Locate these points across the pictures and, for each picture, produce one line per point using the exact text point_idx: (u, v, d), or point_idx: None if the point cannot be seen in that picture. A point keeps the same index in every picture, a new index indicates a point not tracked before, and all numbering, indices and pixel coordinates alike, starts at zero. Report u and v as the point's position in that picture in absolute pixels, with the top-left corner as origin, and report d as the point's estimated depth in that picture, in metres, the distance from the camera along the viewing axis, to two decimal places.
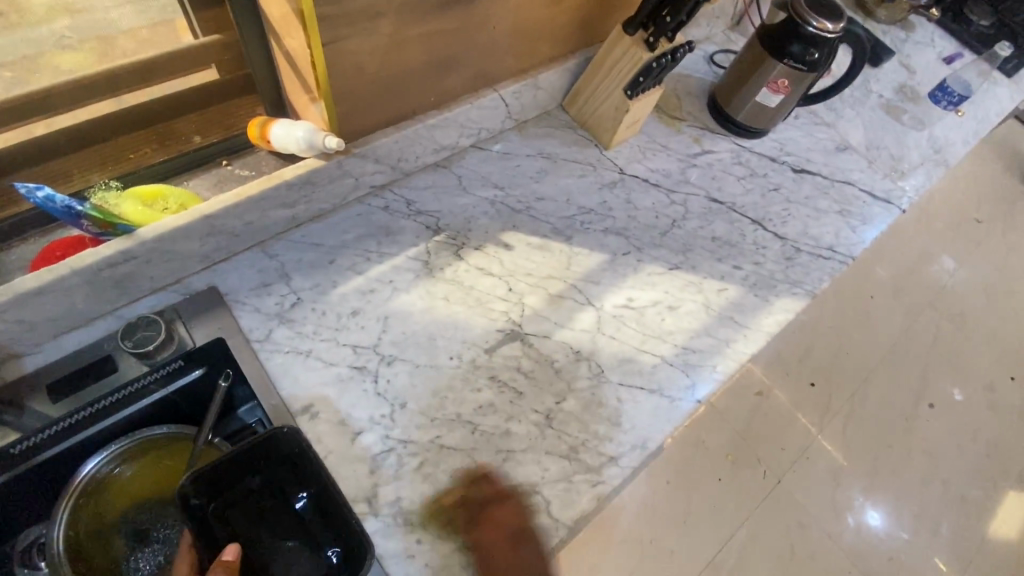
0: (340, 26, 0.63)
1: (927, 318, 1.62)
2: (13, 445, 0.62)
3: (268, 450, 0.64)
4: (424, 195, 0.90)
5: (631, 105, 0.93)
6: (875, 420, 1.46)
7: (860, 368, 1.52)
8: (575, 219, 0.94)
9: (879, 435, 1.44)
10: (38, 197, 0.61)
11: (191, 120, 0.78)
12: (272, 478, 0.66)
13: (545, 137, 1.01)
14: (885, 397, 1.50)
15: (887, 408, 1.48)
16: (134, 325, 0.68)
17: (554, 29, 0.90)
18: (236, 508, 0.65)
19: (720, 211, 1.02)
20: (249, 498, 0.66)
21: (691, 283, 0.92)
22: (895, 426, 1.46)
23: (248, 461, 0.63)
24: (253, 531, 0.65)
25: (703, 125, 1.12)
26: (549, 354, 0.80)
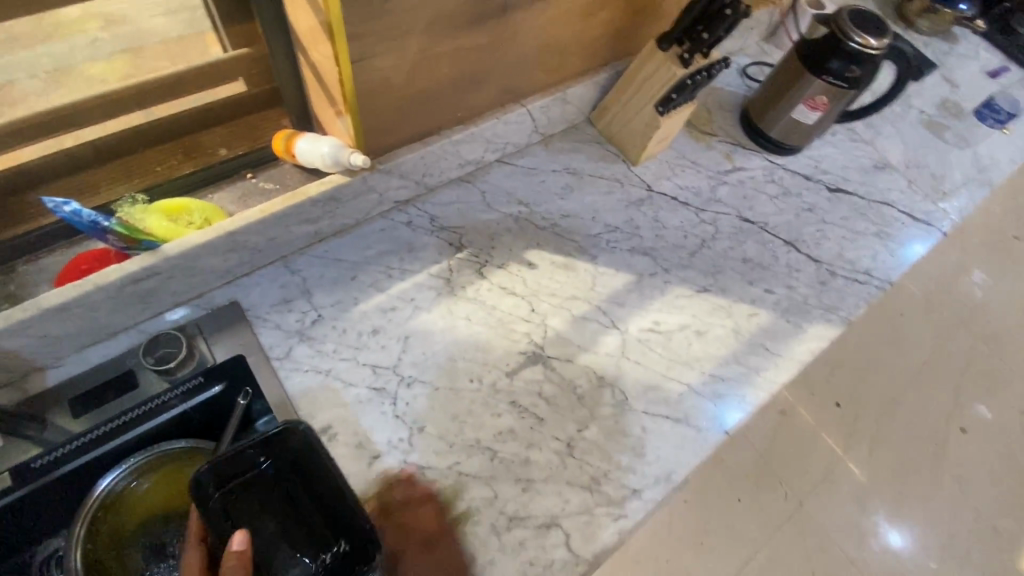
0: (368, 42, 0.61)
1: (958, 333, 1.25)
2: (35, 458, 0.62)
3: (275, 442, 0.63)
4: (447, 211, 0.88)
5: (662, 122, 0.91)
6: (912, 442, 1.09)
7: (894, 382, 1.10)
8: (600, 237, 0.92)
9: (910, 455, 1.09)
10: (65, 211, 0.61)
11: (218, 133, 0.78)
12: (278, 475, 0.66)
13: (571, 152, 0.99)
14: (920, 421, 1.11)
15: (928, 424, 1.12)
16: (156, 341, 0.68)
17: (584, 42, 0.87)
18: (244, 501, 0.65)
19: (751, 231, 0.98)
20: (255, 494, 0.65)
21: (720, 308, 0.89)
22: (934, 441, 1.12)
23: (255, 453, 0.63)
24: (258, 524, 0.65)
25: (735, 141, 1.09)
26: (570, 379, 0.78)
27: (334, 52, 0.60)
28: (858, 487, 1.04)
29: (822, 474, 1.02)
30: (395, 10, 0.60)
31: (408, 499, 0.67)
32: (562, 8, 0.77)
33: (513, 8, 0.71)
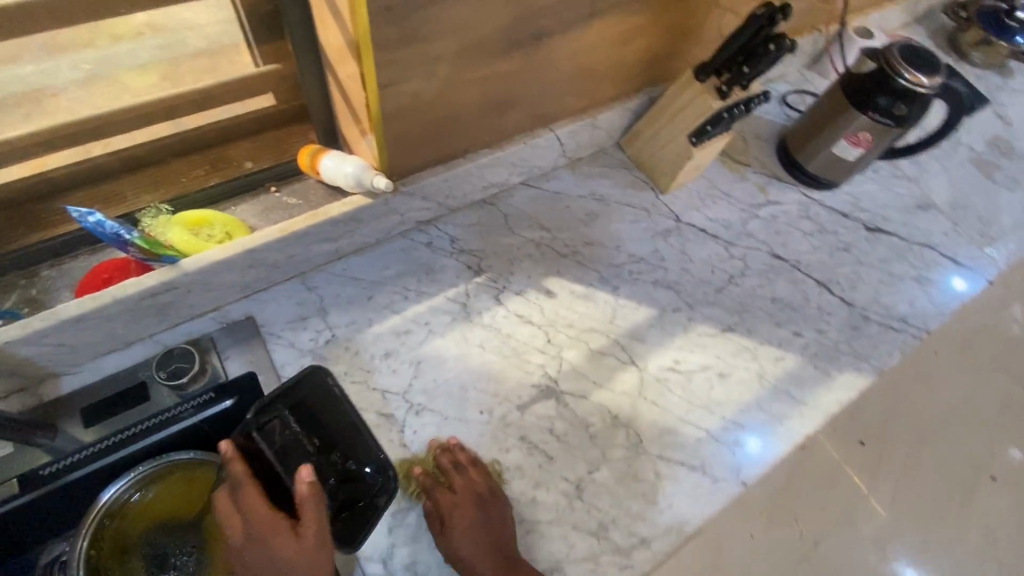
0: (397, 70, 0.60)
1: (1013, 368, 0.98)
2: (45, 464, 0.64)
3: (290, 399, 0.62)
4: (468, 233, 0.87)
5: (694, 153, 0.87)
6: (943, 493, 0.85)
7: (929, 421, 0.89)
8: (623, 267, 0.89)
9: (943, 506, 0.84)
10: (90, 220, 0.61)
11: (245, 147, 0.78)
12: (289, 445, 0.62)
13: (598, 177, 0.96)
14: (959, 468, 0.88)
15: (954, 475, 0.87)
16: (170, 354, 0.68)
17: (618, 68, 0.85)
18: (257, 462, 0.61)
19: (782, 269, 0.94)
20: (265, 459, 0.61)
21: (745, 349, 0.85)
22: (954, 500, 0.85)
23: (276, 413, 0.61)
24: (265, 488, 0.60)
25: (770, 173, 1.05)
26: (583, 416, 0.75)
27: (362, 72, 0.59)
28: (878, 531, 0.80)
29: (842, 509, 0.79)
30: (427, 38, 0.59)
31: (436, 484, 0.67)
32: (597, 35, 0.75)
33: (548, 35, 0.69)
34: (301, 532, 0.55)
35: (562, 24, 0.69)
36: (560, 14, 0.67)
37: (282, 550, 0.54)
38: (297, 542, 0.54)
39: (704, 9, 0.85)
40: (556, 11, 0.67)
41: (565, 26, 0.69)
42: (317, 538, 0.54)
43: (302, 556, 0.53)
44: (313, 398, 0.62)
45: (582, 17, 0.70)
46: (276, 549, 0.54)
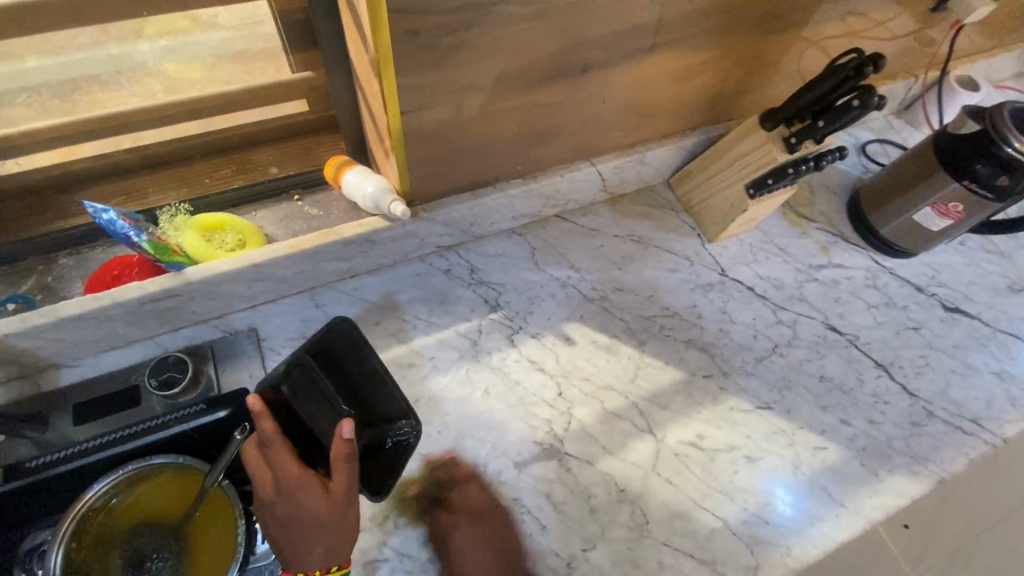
0: (423, 96, 0.55)
1: None
2: (29, 459, 0.62)
3: (320, 350, 0.60)
4: (490, 264, 0.82)
5: (750, 205, 0.78)
6: None
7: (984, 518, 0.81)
8: (654, 321, 0.81)
9: None
10: (102, 218, 0.59)
11: (272, 152, 0.76)
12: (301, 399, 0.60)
13: (640, 217, 0.88)
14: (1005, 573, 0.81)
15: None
16: (163, 361, 0.67)
17: (675, 104, 0.77)
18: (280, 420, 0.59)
19: (836, 343, 0.84)
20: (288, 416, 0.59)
21: (781, 432, 0.76)
22: None
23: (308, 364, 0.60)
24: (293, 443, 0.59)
25: (836, 231, 0.94)
26: (586, 485, 0.68)
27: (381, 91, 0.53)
28: None
29: None
30: (457, 65, 0.53)
31: (432, 505, 0.66)
32: (654, 69, 0.67)
33: (596, 67, 0.62)
34: (332, 489, 0.55)
35: (614, 56, 0.62)
36: (613, 46, 0.60)
37: (311, 506, 0.54)
38: (327, 499, 0.54)
39: (781, 46, 0.75)
40: (608, 43, 0.60)
41: (617, 59, 0.63)
42: (347, 496, 0.55)
43: (331, 511, 0.54)
44: (342, 349, 0.61)
45: (637, 50, 0.63)
46: (305, 504, 0.54)
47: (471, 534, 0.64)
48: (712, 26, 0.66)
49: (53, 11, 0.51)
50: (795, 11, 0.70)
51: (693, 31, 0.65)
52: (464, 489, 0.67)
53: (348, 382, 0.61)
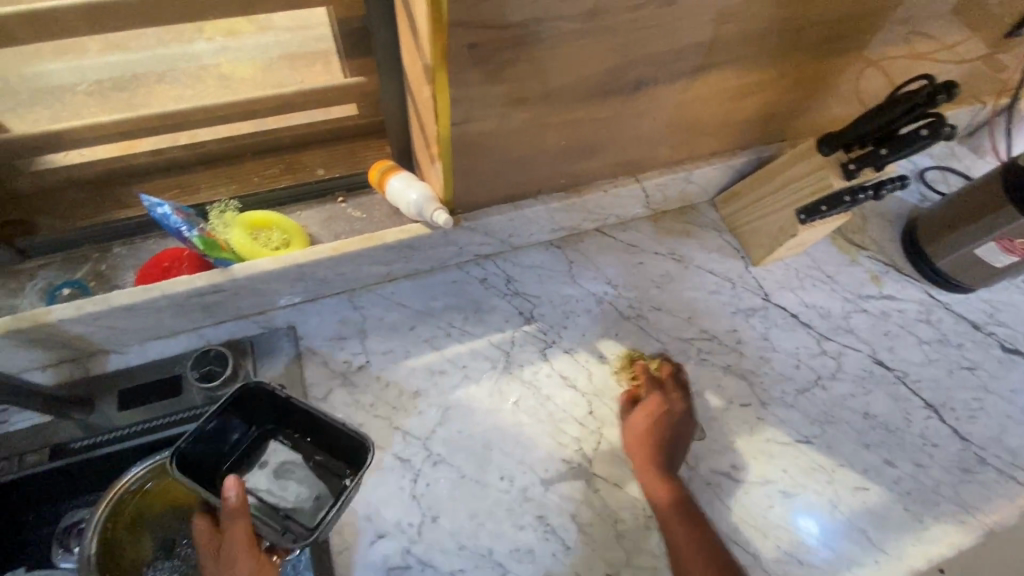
0: (475, 107, 0.55)
1: None
2: (75, 440, 0.66)
3: (251, 408, 0.62)
4: (526, 275, 0.81)
5: (800, 231, 0.75)
6: None
7: None
8: (692, 343, 0.78)
9: None
10: (158, 212, 0.63)
11: (322, 154, 0.77)
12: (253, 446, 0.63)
13: (682, 235, 0.86)
14: None
15: None
16: (205, 355, 0.68)
17: (727, 123, 0.75)
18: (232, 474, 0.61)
19: (883, 379, 0.80)
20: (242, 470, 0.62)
21: (820, 469, 0.73)
22: None
23: (254, 417, 0.64)
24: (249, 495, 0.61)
25: (889, 260, 0.90)
26: (613, 509, 0.67)
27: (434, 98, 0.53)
28: None
29: None
30: (510, 78, 0.53)
31: (657, 385, 0.73)
32: (709, 88, 0.66)
33: (649, 84, 0.61)
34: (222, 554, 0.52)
35: (669, 74, 0.61)
36: (668, 63, 0.59)
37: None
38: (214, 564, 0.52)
39: (843, 68, 0.73)
40: (665, 60, 0.58)
41: (671, 77, 0.61)
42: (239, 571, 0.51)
43: None
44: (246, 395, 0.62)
45: (693, 69, 0.61)
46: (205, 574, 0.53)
47: (643, 434, 0.68)
48: (773, 46, 0.64)
49: (127, 13, 0.52)
50: (861, 33, 0.67)
51: (753, 50, 0.63)
52: (641, 412, 0.70)
53: (298, 424, 0.64)
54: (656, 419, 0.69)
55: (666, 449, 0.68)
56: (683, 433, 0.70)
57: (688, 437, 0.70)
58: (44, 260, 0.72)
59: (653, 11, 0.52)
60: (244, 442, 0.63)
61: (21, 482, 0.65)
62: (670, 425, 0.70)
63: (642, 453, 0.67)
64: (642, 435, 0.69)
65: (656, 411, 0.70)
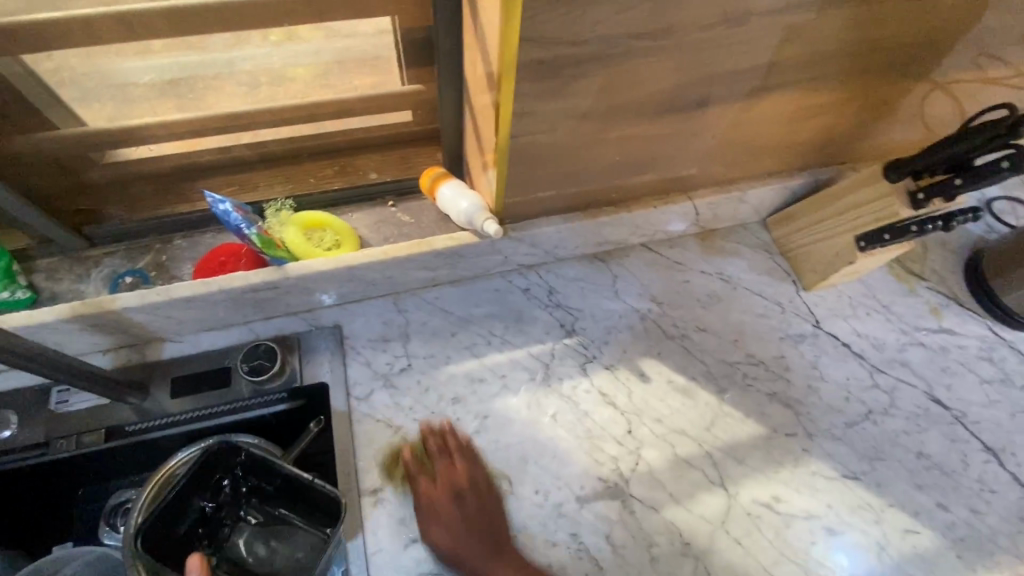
0: (536, 121, 0.55)
1: None
2: (131, 422, 0.69)
3: (229, 459, 0.69)
4: (569, 287, 0.80)
5: (859, 258, 0.72)
6: None
7: None
8: (736, 367, 0.76)
9: None
10: (219, 209, 0.65)
11: (373, 159, 0.79)
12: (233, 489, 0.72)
13: (731, 255, 0.85)
14: None
15: None
16: (254, 349, 0.70)
17: (787, 144, 0.73)
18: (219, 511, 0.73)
19: (939, 417, 0.76)
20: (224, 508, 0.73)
21: (867, 508, 0.70)
22: None
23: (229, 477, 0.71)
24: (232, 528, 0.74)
25: (951, 293, 0.85)
26: (648, 532, 0.66)
27: (498, 103, 0.53)
28: None
29: None
30: (574, 94, 0.53)
31: (420, 466, 0.67)
32: (773, 109, 0.64)
33: (713, 103, 0.60)
34: None
35: (734, 93, 0.59)
36: (734, 83, 0.58)
37: None
38: None
39: (916, 92, 0.70)
40: (731, 80, 0.57)
41: (735, 96, 0.60)
42: None
43: None
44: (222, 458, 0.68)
45: (759, 89, 0.60)
46: None
47: (454, 523, 0.63)
48: (844, 68, 0.61)
49: (205, 18, 0.54)
50: (939, 56, 0.64)
51: (823, 72, 0.61)
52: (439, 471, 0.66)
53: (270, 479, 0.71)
54: (452, 490, 0.65)
55: (469, 526, 0.63)
56: (486, 491, 0.66)
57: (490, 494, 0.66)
58: (110, 248, 0.75)
59: (727, 31, 0.50)
60: (242, 480, 0.73)
61: (82, 456, 0.69)
62: (482, 471, 0.67)
63: (475, 546, 0.62)
64: (479, 514, 0.64)
65: (439, 476, 0.65)
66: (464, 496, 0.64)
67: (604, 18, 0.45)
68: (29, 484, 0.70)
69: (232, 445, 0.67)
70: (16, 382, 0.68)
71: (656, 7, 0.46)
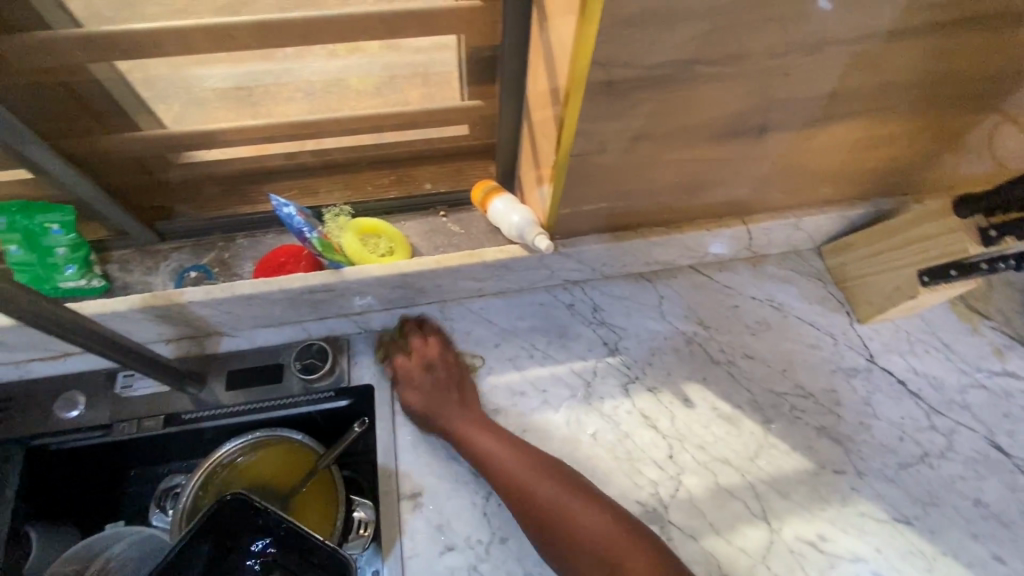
0: (597, 141, 0.55)
1: None
2: (187, 411, 0.72)
3: (241, 519, 0.63)
4: (614, 305, 0.80)
5: (921, 293, 0.70)
6: None
7: None
8: (784, 398, 0.75)
9: None
10: (284, 212, 0.67)
11: (428, 170, 0.81)
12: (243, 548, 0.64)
13: (781, 282, 0.83)
14: None
15: None
16: (306, 348, 0.72)
17: (849, 173, 0.71)
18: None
19: (1000, 466, 0.72)
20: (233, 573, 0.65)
21: (918, 555, 0.67)
22: None
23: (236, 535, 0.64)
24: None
25: (1017, 334, 0.81)
26: (685, 560, 0.65)
27: (562, 119, 0.53)
28: None
29: None
30: (639, 116, 0.53)
31: (397, 349, 0.74)
32: (838, 137, 0.63)
33: (776, 129, 0.59)
34: None
35: (799, 121, 0.58)
36: (799, 111, 0.57)
37: None
38: None
39: (992, 125, 0.67)
40: (796, 107, 0.56)
41: (800, 124, 0.59)
42: None
43: None
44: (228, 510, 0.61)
45: (824, 117, 0.59)
46: None
47: (425, 389, 0.70)
48: (917, 99, 0.60)
49: (287, 32, 0.57)
50: (1019, 90, 0.62)
51: (895, 102, 0.59)
52: (429, 338, 0.74)
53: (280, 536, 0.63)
54: (426, 364, 0.71)
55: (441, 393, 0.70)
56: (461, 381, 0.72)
57: (467, 382, 0.72)
58: (179, 244, 0.79)
59: (798, 60, 0.50)
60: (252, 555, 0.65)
61: (140, 440, 0.73)
62: (456, 368, 0.73)
63: (445, 405, 0.68)
64: (447, 382, 0.71)
65: (415, 352, 0.72)
66: (439, 364, 0.72)
67: (676, 44, 0.46)
68: (91, 462, 0.74)
69: (240, 500, 0.61)
70: (86, 365, 0.73)
71: (729, 34, 0.46)
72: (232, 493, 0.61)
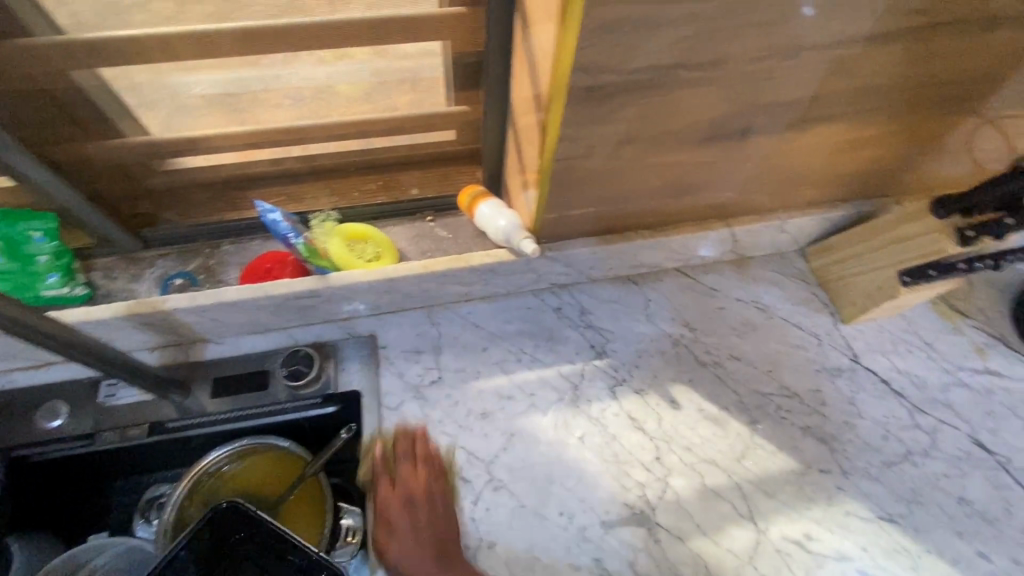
0: (580, 145, 0.56)
1: None
2: (172, 419, 0.72)
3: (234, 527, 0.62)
4: (601, 309, 0.81)
5: (902, 293, 0.71)
6: None
7: None
8: (770, 399, 0.75)
9: None
10: (270, 218, 0.69)
11: (415, 175, 0.81)
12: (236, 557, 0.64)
13: (766, 284, 0.84)
14: None
15: None
16: (293, 354, 0.72)
17: (830, 176, 0.72)
18: None
19: (982, 462, 0.73)
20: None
21: (903, 553, 0.67)
22: None
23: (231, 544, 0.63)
24: None
25: (997, 333, 0.83)
26: (673, 562, 0.65)
27: (545, 124, 0.54)
28: None
29: None
30: (621, 121, 0.53)
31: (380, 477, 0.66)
32: (819, 141, 0.64)
33: (757, 133, 0.60)
34: None
35: (779, 124, 0.59)
36: (779, 115, 0.58)
37: None
38: None
39: (968, 127, 0.68)
40: (776, 111, 0.57)
41: (781, 127, 0.60)
42: None
43: None
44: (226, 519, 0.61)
45: (804, 120, 0.60)
46: None
47: (406, 538, 0.61)
48: (894, 103, 0.61)
49: (271, 39, 0.57)
50: (993, 94, 0.63)
51: (873, 106, 0.60)
52: (415, 460, 0.66)
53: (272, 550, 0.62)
54: (407, 498, 0.63)
55: (422, 530, 0.62)
56: (447, 512, 0.64)
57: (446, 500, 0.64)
58: (163, 250, 0.79)
59: (776, 64, 0.51)
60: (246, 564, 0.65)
61: (123, 449, 0.72)
62: (443, 493, 0.65)
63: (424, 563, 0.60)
64: (434, 521, 0.62)
65: (399, 482, 0.64)
66: (420, 499, 0.64)
67: (656, 49, 0.46)
68: (74, 472, 0.73)
69: (236, 509, 0.61)
70: (68, 374, 0.72)
71: (708, 39, 0.46)
72: (228, 502, 0.61)
